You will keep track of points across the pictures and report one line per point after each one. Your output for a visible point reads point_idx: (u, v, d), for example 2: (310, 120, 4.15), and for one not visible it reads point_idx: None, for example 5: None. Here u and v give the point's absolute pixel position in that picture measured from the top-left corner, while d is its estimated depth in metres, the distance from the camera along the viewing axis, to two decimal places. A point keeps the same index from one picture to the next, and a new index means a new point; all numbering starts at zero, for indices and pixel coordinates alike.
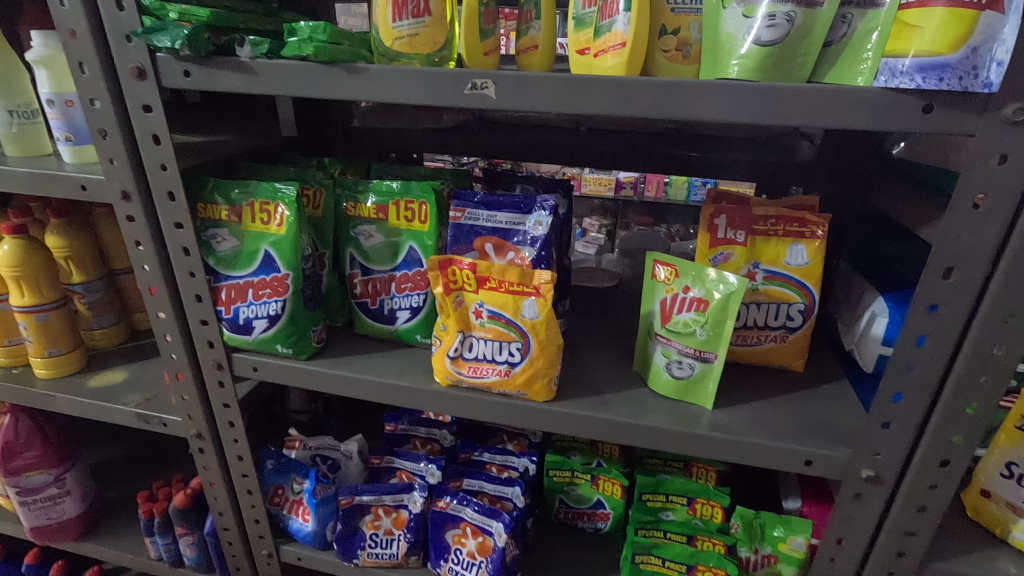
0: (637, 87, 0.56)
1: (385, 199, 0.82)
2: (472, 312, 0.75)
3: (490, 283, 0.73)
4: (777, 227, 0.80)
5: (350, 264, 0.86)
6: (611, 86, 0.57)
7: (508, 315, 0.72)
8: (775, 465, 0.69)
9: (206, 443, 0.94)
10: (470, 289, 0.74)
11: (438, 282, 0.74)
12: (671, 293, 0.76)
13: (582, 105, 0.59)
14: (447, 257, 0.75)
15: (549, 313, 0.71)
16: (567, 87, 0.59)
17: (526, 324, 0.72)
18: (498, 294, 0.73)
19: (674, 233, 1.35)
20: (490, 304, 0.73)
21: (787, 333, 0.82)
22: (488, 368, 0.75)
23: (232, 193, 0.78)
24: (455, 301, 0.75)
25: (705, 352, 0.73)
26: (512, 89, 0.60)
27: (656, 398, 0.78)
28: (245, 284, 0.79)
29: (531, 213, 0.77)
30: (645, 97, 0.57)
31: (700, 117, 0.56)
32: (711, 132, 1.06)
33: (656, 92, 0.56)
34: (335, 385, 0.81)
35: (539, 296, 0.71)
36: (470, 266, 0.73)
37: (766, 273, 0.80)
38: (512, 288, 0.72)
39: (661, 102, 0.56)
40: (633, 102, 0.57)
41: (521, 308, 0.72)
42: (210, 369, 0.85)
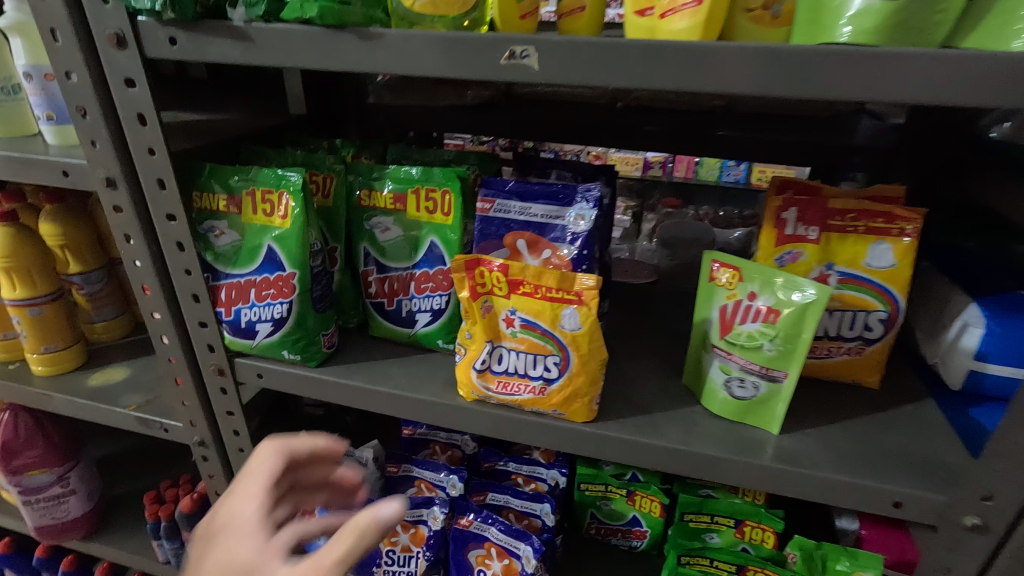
0: (720, 55, 0.45)
1: (403, 187, 0.72)
2: (503, 319, 0.65)
3: (523, 288, 0.63)
4: (857, 224, 0.68)
5: (363, 260, 0.77)
6: (684, 50, 0.46)
7: (544, 325, 0.62)
8: (855, 504, 0.59)
9: (209, 452, 0.86)
10: (499, 293, 0.64)
11: (464, 286, 0.64)
12: (733, 300, 0.65)
13: (646, 80, 0.48)
14: (475, 256, 0.65)
15: (593, 325, 0.61)
16: (629, 54, 0.48)
17: (565, 336, 0.62)
18: (533, 300, 0.62)
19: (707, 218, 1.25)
20: (524, 312, 0.63)
21: (863, 345, 0.71)
22: (519, 383, 0.65)
23: (231, 180, 0.68)
24: (483, 307, 0.65)
25: (774, 370, 0.63)
26: (562, 58, 0.49)
27: (712, 419, 0.68)
28: (247, 283, 0.70)
29: (571, 206, 0.67)
30: (728, 66, 0.46)
31: (800, 91, 0.45)
32: (769, 110, 0.94)
33: (744, 61, 0.45)
34: (348, 396, 0.73)
35: (582, 305, 0.61)
36: (501, 267, 0.63)
37: (841, 276, 0.69)
38: (549, 295, 0.62)
39: (747, 73, 0.45)
40: (712, 73, 0.46)
41: (559, 318, 0.62)
42: (211, 374, 0.78)
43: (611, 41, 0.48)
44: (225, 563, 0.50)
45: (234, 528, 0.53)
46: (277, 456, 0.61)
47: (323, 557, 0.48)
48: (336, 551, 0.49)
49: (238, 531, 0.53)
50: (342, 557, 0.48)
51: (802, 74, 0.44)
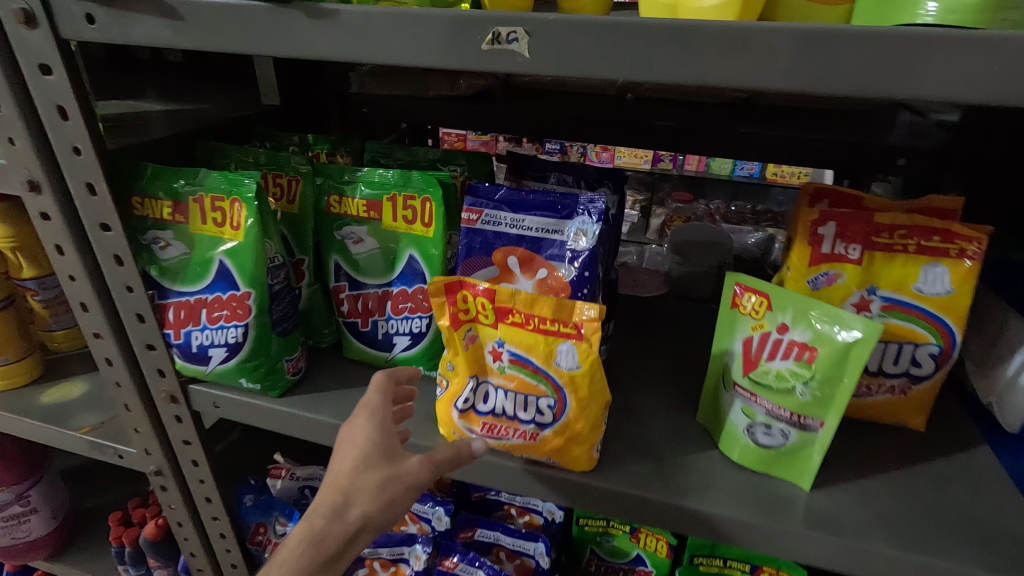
0: (765, 43, 0.36)
1: (378, 192, 0.62)
2: (489, 352, 0.56)
3: (513, 317, 0.54)
4: (907, 242, 0.58)
5: (334, 274, 0.67)
6: (722, 34, 0.37)
7: (536, 362, 0.53)
8: None
9: (167, 482, 0.78)
10: (485, 322, 0.55)
11: (444, 312, 0.55)
12: (760, 332, 0.55)
13: (674, 74, 0.38)
14: (458, 278, 0.55)
15: (593, 363, 0.52)
16: (654, 40, 0.38)
17: (561, 375, 0.53)
18: (523, 332, 0.53)
19: (716, 214, 1.23)
20: (513, 345, 0.54)
21: (909, 384, 0.61)
22: (507, 426, 0.56)
23: (175, 184, 0.58)
24: (466, 338, 0.55)
25: (807, 418, 0.53)
26: (568, 45, 0.39)
27: (732, 468, 0.59)
28: (197, 303, 0.61)
29: (571, 219, 0.57)
30: (778, 57, 0.36)
31: (878, 90, 0.35)
32: (798, 104, 0.83)
33: (799, 49, 0.36)
34: (315, 431, 0.64)
35: (581, 339, 0.52)
36: (486, 291, 0.54)
37: (885, 303, 0.60)
38: (543, 326, 0.53)
39: (818, 65, 0.36)
40: (758, 67, 0.37)
41: (554, 354, 0.53)
42: (164, 401, 0.69)
43: (631, 21, 0.38)
44: (358, 447, 0.53)
45: (367, 415, 0.55)
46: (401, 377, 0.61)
47: (439, 455, 0.54)
48: (446, 452, 0.54)
49: (370, 418, 0.55)
50: (453, 459, 0.54)
51: (873, 64, 0.35)
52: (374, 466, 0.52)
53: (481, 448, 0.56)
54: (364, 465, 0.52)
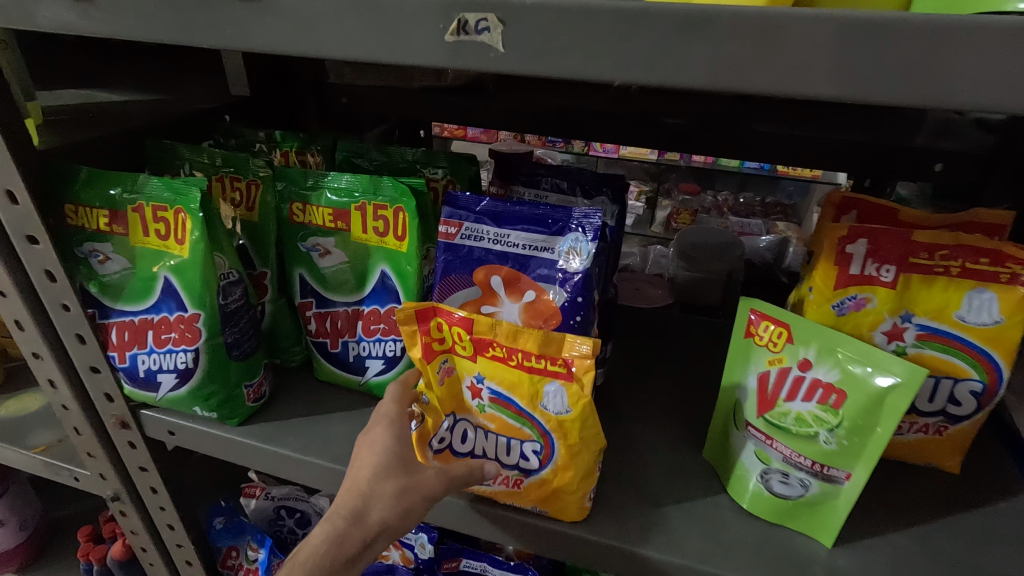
0: (804, 40, 0.29)
1: (345, 201, 0.55)
2: (467, 386, 0.49)
3: (493, 350, 0.47)
4: (950, 264, 0.50)
5: (299, 290, 0.60)
6: (750, 26, 0.29)
7: (520, 402, 0.47)
8: None
9: (126, 508, 0.72)
10: (462, 354, 0.48)
11: (416, 343, 0.48)
12: (778, 367, 0.48)
13: (688, 75, 0.31)
14: (431, 303, 0.48)
15: (585, 406, 0.45)
16: (665, 32, 0.30)
17: (548, 420, 0.46)
18: (505, 369, 0.47)
19: (724, 207, 1.30)
20: (494, 382, 0.48)
21: (946, 424, 0.54)
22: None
23: (112, 191, 0.51)
24: (442, 370, 0.49)
25: (832, 469, 0.46)
26: (558, 37, 0.32)
27: (742, 517, 0.52)
28: (142, 324, 0.54)
29: (563, 234, 0.50)
30: (820, 55, 0.29)
31: (947, 98, 0.28)
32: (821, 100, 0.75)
33: (847, 46, 0.28)
34: (279, 465, 0.58)
35: (571, 380, 0.45)
36: (463, 320, 0.47)
37: (920, 332, 0.52)
38: (529, 361, 0.46)
39: (871, 67, 0.28)
40: (794, 68, 0.30)
41: (540, 396, 0.46)
42: (114, 426, 0.62)
43: (637, 7, 0.30)
44: (376, 452, 0.47)
45: (385, 417, 0.49)
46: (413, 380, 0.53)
47: (458, 468, 0.47)
48: (460, 468, 0.47)
49: (388, 421, 0.49)
50: (472, 474, 0.48)
51: (941, 65, 0.28)
52: (393, 473, 0.46)
53: (493, 472, 0.48)
54: (383, 471, 0.46)
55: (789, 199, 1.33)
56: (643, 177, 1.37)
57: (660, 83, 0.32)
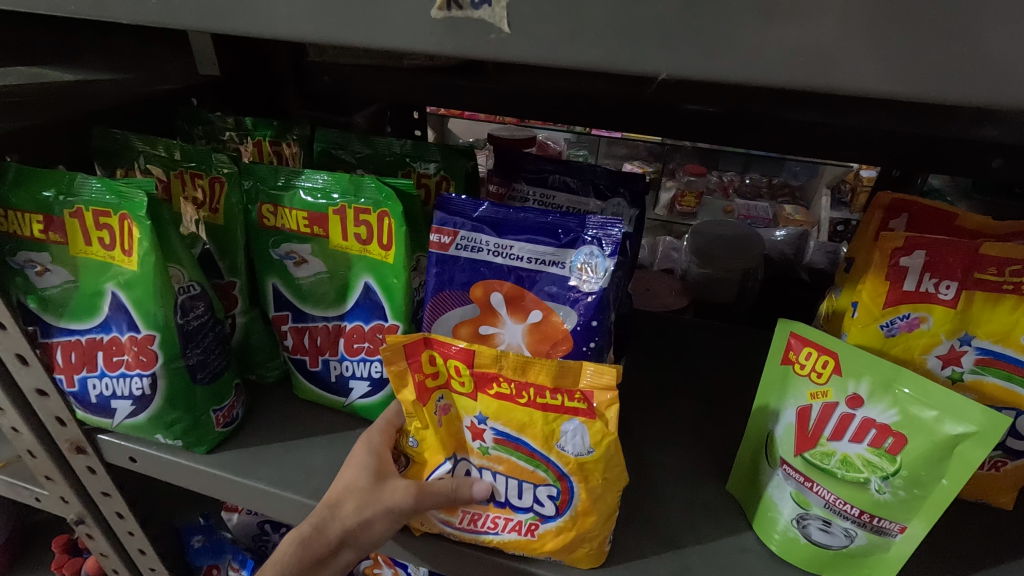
0: (935, 29, 0.21)
1: (322, 202, 0.47)
2: (468, 427, 0.42)
3: (498, 387, 0.40)
4: (1022, 282, 0.43)
5: (273, 301, 0.53)
6: (859, 4, 0.22)
7: (532, 445, 0.40)
8: None
9: (92, 531, 0.66)
10: (461, 390, 0.42)
11: (409, 382, 0.42)
12: (824, 402, 0.42)
13: (765, 67, 0.24)
14: (422, 334, 0.42)
15: (610, 445, 0.39)
16: (732, 10, 0.23)
17: (567, 462, 0.40)
18: (514, 407, 0.40)
19: (729, 188, 1.28)
20: (499, 422, 0.41)
21: (1005, 459, 0.48)
22: (496, 517, 0.44)
23: (46, 193, 0.44)
24: (437, 409, 0.42)
25: (884, 521, 0.41)
26: (594, 15, 0.24)
27: (772, 564, 0.46)
28: (92, 345, 0.47)
29: (575, 247, 0.43)
30: (955, 46, 0.21)
31: None
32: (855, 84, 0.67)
33: (995, 36, 0.21)
34: (256, 500, 0.52)
35: (593, 418, 0.39)
36: (461, 354, 0.40)
37: (982, 356, 0.45)
38: (542, 399, 0.39)
39: (1006, 57, 0.21)
40: (912, 66, 0.22)
41: (556, 436, 0.40)
42: (70, 451, 0.56)
43: None
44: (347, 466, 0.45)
45: (369, 429, 0.47)
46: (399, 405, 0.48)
47: (429, 489, 0.43)
48: (436, 498, 0.43)
49: (370, 434, 0.46)
50: (444, 495, 0.43)
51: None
52: (360, 486, 0.43)
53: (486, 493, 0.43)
54: (352, 482, 0.44)
55: (796, 180, 1.25)
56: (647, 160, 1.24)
57: (726, 77, 0.24)
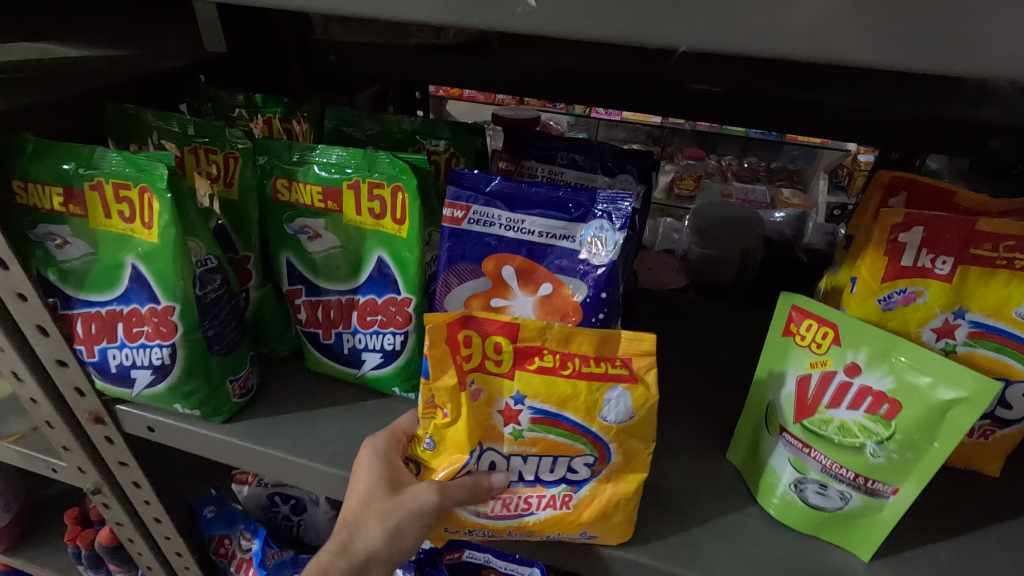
0: (945, 6, 0.22)
1: (337, 178, 0.48)
2: (501, 411, 0.43)
3: (541, 360, 0.42)
4: (1015, 257, 0.45)
5: (287, 276, 0.54)
6: None
7: (572, 418, 0.42)
8: None
9: (108, 500, 0.67)
10: (497, 370, 0.43)
11: (446, 365, 0.42)
12: (822, 370, 0.43)
13: (782, 42, 0.25)
14: (465, 314, 0.42)
15: (650, 408, 0.41)
16: None
17: (609, 431, 0.42)
18: (556, 381, 0.42)
19: (727, 172, 1.28)
20: (538, 399, 0.42)
21: (993, 428, 0.50)
22: (529, 496, 0.45)
23: (65, 165, 0.44)
24: (470, 393, 0.43)
25: (876, 483, 0.43)
26: None
27: (770, 527, 0.48)
28: (112, 317, 0.48)
29: (585, 222, 0.44)
30: (968, 21, 0.22)
31: None
32: None
33: (1009, 11, 0.22)
34: (273, 469, 0.53)
35: (635, 384, 0.41)
36: (506, 328, 0.42)
37: (974, 329, 0.47)
38: (584, 370, 0.41)
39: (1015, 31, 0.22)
40: (925, 42, 0.23)
41: (599, 406, 0.42)
42: (88, 421, 0.57)
43: None
44: (359, 484, 0.46)
45: (372, 440, 0.48)
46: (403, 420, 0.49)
47: (450, 489, 0.44)
48: (461, 486, 0.44)
49: (375, 443, 0.47)
50: (463, 499, 0.44)
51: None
52: (375, 502, 0.45)
53: (503, 482, 0.45)
54: (366, 505, 0.45)
55: (793, 164, 1.26)
56: (647, 142, 1.24)
57: (742, 51, 0.25)
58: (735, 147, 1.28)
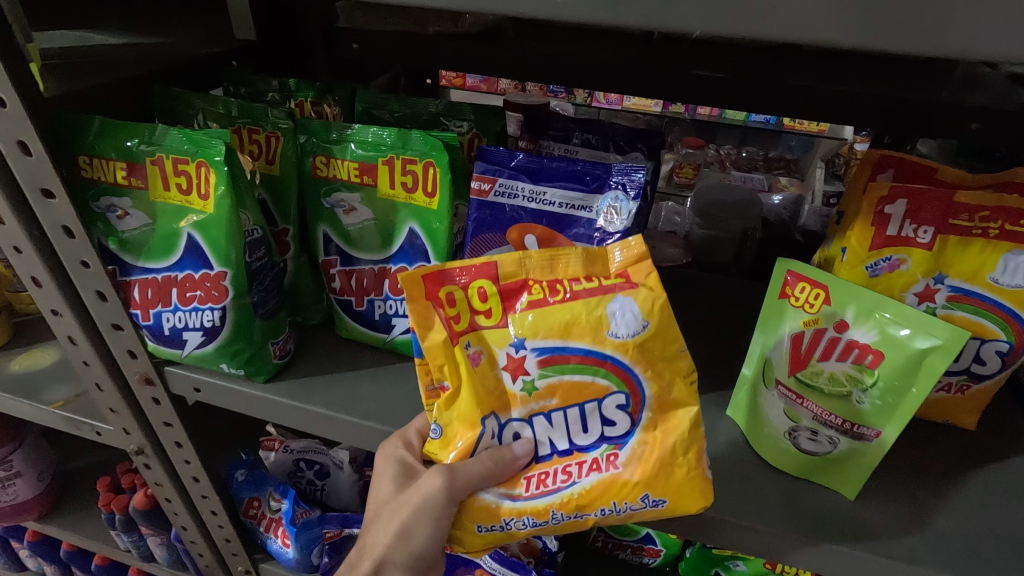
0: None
1: (372, 154, 0.53)
2: (505, 365, 0.46)
3: (531, 294, 0.46)
4: (989, 226, 0.50)
5: (323, 247, 0.59)
6: None
7: (581, 345, 0.45)
8: None
9: (151, 460, 0.72)
10: (486, 323, 0.47)
11: (436, 323, 0.46)
12: (813, 327, 0.48)
13: (780, 27, 0.29)
14: (433, 269, 0.46)
15: (659, 309, 0.44)
16: None
17: (629, 347, 0.45)
18: (553, 309, 0.45)
19: (726, 161, 1.28)
20: (539, 338, 0.45)
21: (969, 383, 0.55)
22: (567, 467, 0.47)
23: (129, 142, 0.49)
24: (469, 356, 0.46)
25: (860, 427, 0.48)
26: None
27: (767, 472, 0.54)
28: (167, 282, 0.53)
29: (602, 193, 0.49)
30: (932, 10, 0.27)
31: None
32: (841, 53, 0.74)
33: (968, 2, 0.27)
34: (310, 424, 0.58)
35: (634, 290, 0.45)
36: (486, 270, 0.46)
37: (952, 293, 0.52)
38: (576, 290, 0.46)
39: (973, 18, 0.27)
40: (899, 27, 0.28)
41: (607, 324, 0.45)
42: (138, 383, 0.62)
43: None
44: (376, 485, 0.53)
45: (384, 445, 0.54)
46: (411, 428, 0.54)
47: (459, 470, 0.46)
48: (474, 467, 0.46)
49: (385, 448, 0.53)
50: (478, 479, 0.46)
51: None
52: (385, 501, 0.52)
53: (529, 450, 0.47)
54: (382, 505, 0.52)
55: (790, 153, 1.31)
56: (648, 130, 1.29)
57: (745, 35, 0.30)
58: (733, 135, 1.33)
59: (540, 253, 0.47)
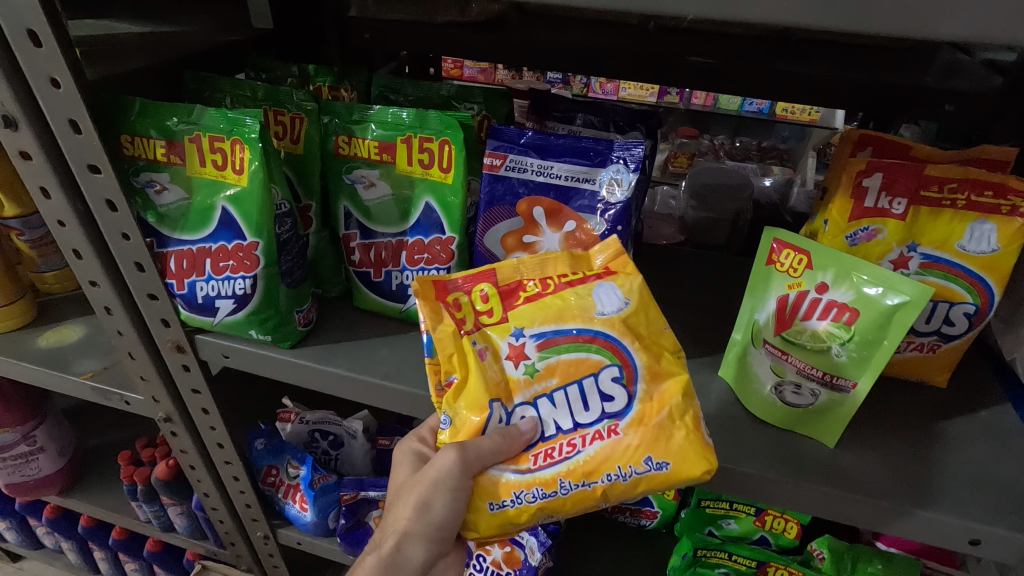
0: None
1: (391, 133, 0.57)
2: (508, 354, 0.51)
3: (526, 292, 0.52)
4: (956, 198, 0.55)
5: (343, 222, 0.63)
6: None
7: (575, 326, 0.50)
8: (912, 529, 0.53)
9: (177, 427, 0.77)
10: (489, 323, 0.52)
11: (443, 322, 0.51)
12: (799, 290, 0.53)
13: (766, 11, 0.34)
14: (438, 279, 0.53)
15: (636, 293, 0.51)
16: None
17: (615, 322, 0.50)
18: (547, 300, 0.51)
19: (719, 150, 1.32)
20: (535, 326, 0.51)
21: (939, 342, 0.60)
22: (571, 440, 0.49)
23: (170, 121, 0.53)
24: (477, 351, 0.51)
25: (839, 378, 0.52)
26: None
27: (757, 426, 0.59)
28: (200, 252, 0.57)
29: (604, 167, 0.54)
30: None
31: (988, 33, 0.32)
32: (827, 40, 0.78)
33: None
34: (333, 386, 0.62)
35: (614, 275, 0.51)
36: (486, 276, 0.52)
37: (924, 260, 0.57)
38: (567, 283, 0.52)
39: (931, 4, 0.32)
40: (866, 11, 0.32)
41: (596, 304, 0.51)
42: (170, 351, 0.66)
43: None
44: (395, 473, 0.61)
45: (403, 442, 0.63)
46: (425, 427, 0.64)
47: (469, 445, 0.49)
48: (485, 444, 0.48)
49: (404, 443, 0.63)
50: (489, 454, 0.48)
51: (1004, 16, 0.31)
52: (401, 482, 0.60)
53: (531, 431, 0.50)
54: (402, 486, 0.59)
55: (783, 142, 1.35)
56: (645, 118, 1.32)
57: (736, 17, 0.34)
58: (727, 123, 1.37)
59: (532, 258, 0.53)
